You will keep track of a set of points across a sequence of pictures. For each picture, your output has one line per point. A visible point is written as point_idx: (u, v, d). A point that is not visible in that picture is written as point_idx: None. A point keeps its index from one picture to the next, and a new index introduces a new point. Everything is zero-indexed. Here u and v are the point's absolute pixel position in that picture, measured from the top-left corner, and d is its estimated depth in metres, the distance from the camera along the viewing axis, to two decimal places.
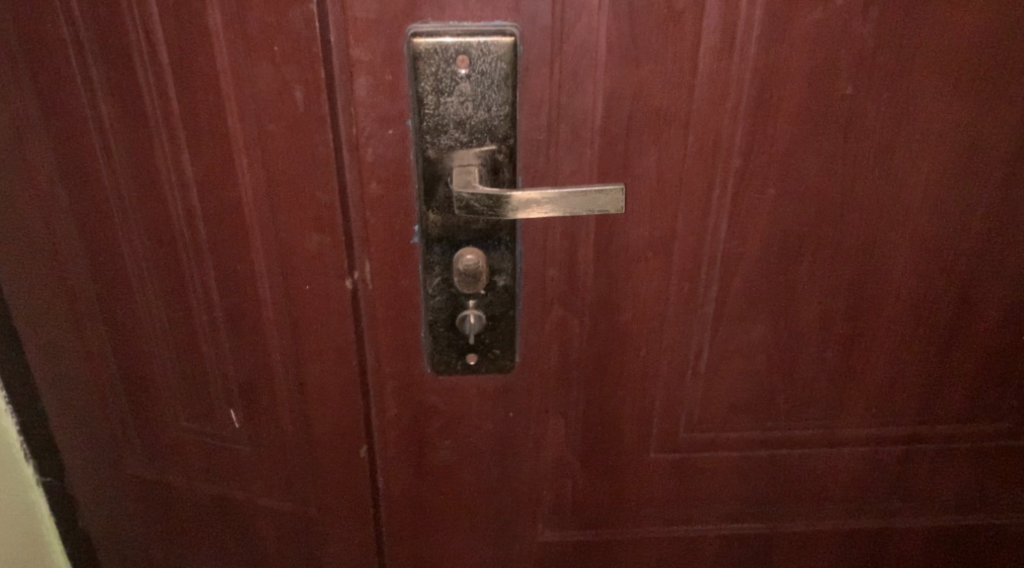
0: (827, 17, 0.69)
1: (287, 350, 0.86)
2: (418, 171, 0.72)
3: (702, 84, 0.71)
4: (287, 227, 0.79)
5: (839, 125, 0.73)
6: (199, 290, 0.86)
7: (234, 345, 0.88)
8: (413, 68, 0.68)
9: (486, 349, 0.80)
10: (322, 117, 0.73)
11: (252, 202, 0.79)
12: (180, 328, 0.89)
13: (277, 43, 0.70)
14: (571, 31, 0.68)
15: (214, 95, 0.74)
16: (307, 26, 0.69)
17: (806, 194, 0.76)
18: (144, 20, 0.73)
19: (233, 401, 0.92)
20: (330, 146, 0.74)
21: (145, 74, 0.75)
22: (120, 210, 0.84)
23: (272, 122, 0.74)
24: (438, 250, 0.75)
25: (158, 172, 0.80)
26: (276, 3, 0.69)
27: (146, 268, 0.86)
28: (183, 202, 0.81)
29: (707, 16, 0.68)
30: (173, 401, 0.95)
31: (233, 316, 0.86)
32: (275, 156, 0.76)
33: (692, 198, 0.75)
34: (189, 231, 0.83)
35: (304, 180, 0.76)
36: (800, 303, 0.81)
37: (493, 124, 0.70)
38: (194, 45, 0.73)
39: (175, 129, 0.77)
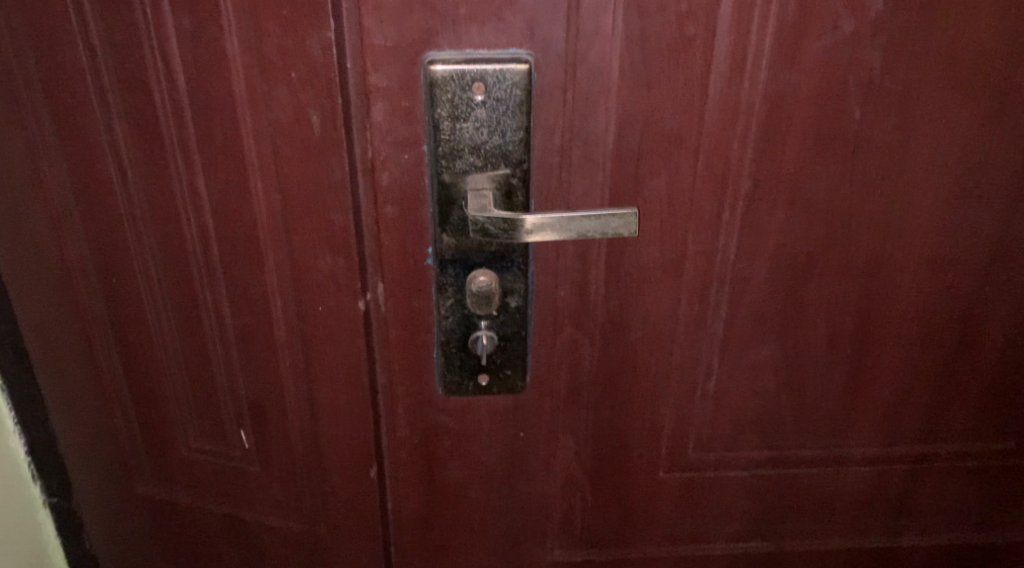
0: (836, 43, 0.70)
1: (298, 369, 0.87)
2: (433, 195, 0.73)
3: (713, 109, 0.72)
4: (301, 249, 0.80)
5: (847, 149, 0.74)
6: (211, 310, 0.87)
7: (245, 365, 0.89)
8: (430, 94, 0.69)
9: (498, 370, 0.81)
10: (338, 141, 0.74)
11: (266, 223, 0.80)
12: (191, 348, 0.90)
13: (294, 68, 0.71)
14: (585, 56, 0.69)
15: (230, 119, 0.75)
16: (325, 51, 0.70)
17: (814, 215, 0.77)
18: (161, 45, 0.74)
19: (242, 421, 0.93)
20: (346, 169, 0.75)
21: (161, 98, 0.76)
22: (133, 231, 0.85)
23: (288, 145, 0.75)
24: (452, 271, 0.76)
25: (173, 194, 0.81)
26: (293, 29, 0.70)
27: (158, 289, 0.87)
28: (196, 224, 0.82)
29: (718, 42, 0.70)
30: (182, 421, 0.95)
31: (245, 337, 0.87)
32: (290, 179, 0.76)
33: (702, 219, 0.76)
34: (203, 252, 0.83)
35: (319, 202, 0.77)
36: (808, 323, 0.82)
37: (508, 149, 0.71)
38: (210, 70, 0.74)
39: (190, 152, 0.78)
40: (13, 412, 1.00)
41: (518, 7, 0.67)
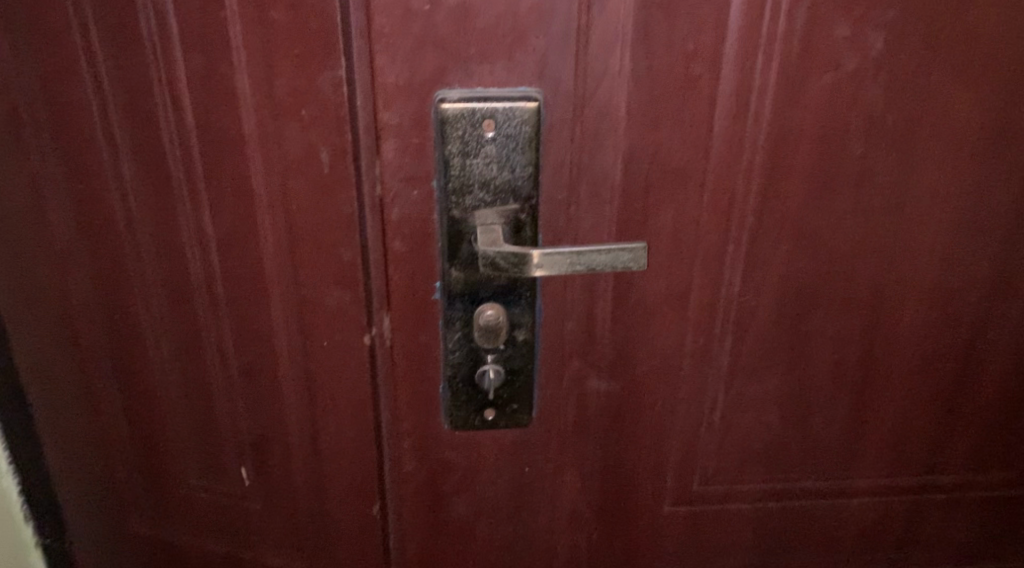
0: (838, 81, 0.72)
1: (303, 404, 0.87)
2: (443, 230, 0.73)
3: (718, 145, 0.73)
4: (308, 285, 0.80)
5: (850, 185, 0.76)
6: (215, 345, 0.87)
7: (248, 402, 0.89)
8: (441, 131, 0.70)
9: (504, 405, 0.81)
10: (347, 177, 0.74)
11: (273, 260, 0.80)
12: (194, 385, 0.90)
13: (305, 106, 0.72)
14: (593, 94, 0.70)
15: (240, 157, 0.76)
16: (336, 89, 0.71)
17: (818, 250, 0.78)
18: (172, 82, 0.74)
19: (244, 459, 0.93)
20: (355, 205, 0.75)
21: (170, 136, 0.77)
22: (137, 268, 0.84)
23: (297, 182, 0.75)
24: (460, 305, 0.76)
25: (179, 230, 0.81)
26: (305, 67, 0.71)
27: (161, 326, 0.87)
28: (202, 260, 0.82)
29: (723, 80, 0.71)
30: (182, 459, 0.94)
31: (250, 372, 0.87)
32: (298, 215, 0.77)
33: (707, 253, 0.77)
34: (208, 288, 0.83)
35: (327, 238, 0.77)
36: (811, 356, 0.83)
37: (517, 185, 0.71)
38: (221, 107, 0.74)
39: (197, 189, 0.79)
40: (7, 449, 0.99)
41: (529, 46, 0.68)
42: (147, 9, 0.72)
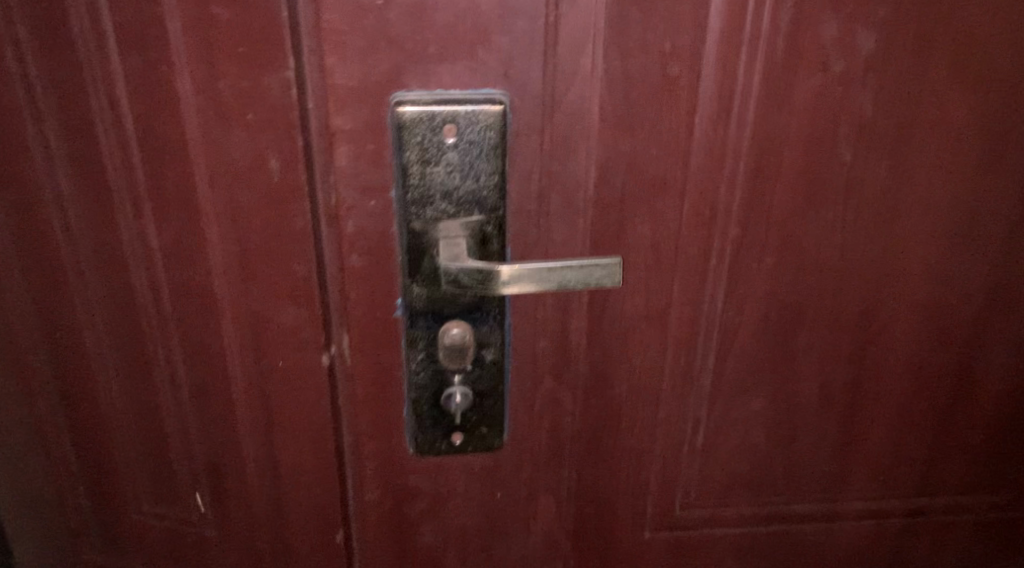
0: (827, 83, 0.67)
1: (259, 429, 0.81)
2: (402, 244, 0.68)
3: (699, 152, 0.68)
4: (261, 301, 0.75)
5: (839, 194, 0.71)
6: (164, 366, 0.81)
7: (200, 426, 0.83)
8: (398, 137, 0.64)
9: (473, 428, 0.76)
10: (299, 187, 0.69)
11: (223, 276, 0.74)
12: (142, 407, 0.84)
13: (251, 110, 0.66)
14: (563, 97, 0.65)
15: (184, 164, 0.70)
16: (284, 91, 0.65)
17: (805, 262, 0.73)
18: (108, 85, 0.69)
19: (198, 485, 0.87)
20: (308, 217, 0.70)
21: (108, 142, 0.71)
22: (78, 283, 0.79)
23: (245, 193, 0.70)
24: (423, 323, 0.71)
25: (122, 243, 0.76)
26: (250, 68, 0.65)
27: (106, 345, 0.81)
28: (147, 275, 0.77)
29: (703, 82, 0.66)
30: (133, 484, 0.89)
31: (201, 395, 0.81)
32: (248, 228, 0.71)
33: (688, 267, 0.72)
34: (154, 305, 0.78)
35: (279, 252, 0.72)
36: (799, 374, 0.78)
37: (482, 195, 0.66)
38: (161, 112, 0.69)
39: (139, 199, 0.73)
40: None
41: (493, 46, 0.62)
42: (79, 4, 0.66)
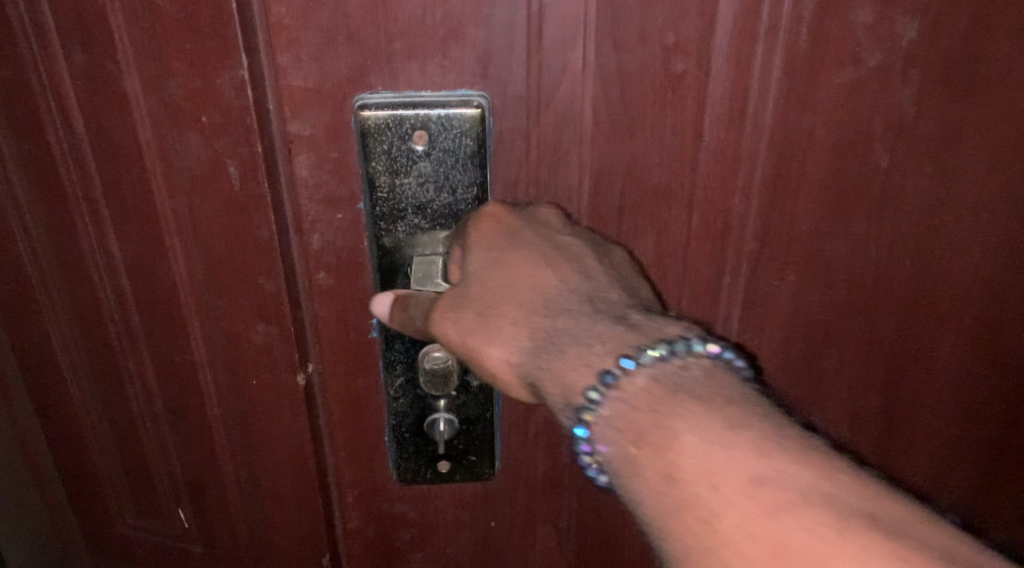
0: (857, 78, 0.57)
1: (238, 447, 0.75)
2: (373, 262, 0.61)
3: (709, 157, 0.59)
4: (228, 315, 0.66)
5: (872, 204, 0.62)
6: (136, 379, 0.76)
7: (177, 441, 0.78)
8: (362, 146, 0.57)
9: (460, 456, 0.69)
10: (263, 196, 0.58)
11: (187, 292, 0.68)
12: (117, 418, 0.80)
13: (204, 111, 0.56)
14: (550, 98, 0.57)
15: (137, 174, 0.63)
16: (238, 94, 0.55)
17: (834, 279, 0.64)
18: (54, 83, 0.62)
19: (181, 501, 0.83)
20: (273, 229, 0.60)
21: (59, 148, 0.65)
22: (44, 291, 0.75)
23: (202, 201, 0.61)
24: (400, 346, 0.64)
25: (82, 250, 0.70)
26: (200, 65, 0.55)
27: (78, 354, 0.78)
28: (112, 286, 0.71)
29: (713, 79, 0.57)
30: (119, 493, 0.86)
31: (175, 410, 0.76)
32: (210, 242, 0.63)
33: (698, 285, 0.64)
34: (121, 315, 0.72)
35: (242, 263, 0.62)
36: (826, 401, 0.70)
37: (460, 209, 0.58)
38: (109, 116, 0.61)
39: (98, 209, 0.67)
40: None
41: (467, 41, 0.54)
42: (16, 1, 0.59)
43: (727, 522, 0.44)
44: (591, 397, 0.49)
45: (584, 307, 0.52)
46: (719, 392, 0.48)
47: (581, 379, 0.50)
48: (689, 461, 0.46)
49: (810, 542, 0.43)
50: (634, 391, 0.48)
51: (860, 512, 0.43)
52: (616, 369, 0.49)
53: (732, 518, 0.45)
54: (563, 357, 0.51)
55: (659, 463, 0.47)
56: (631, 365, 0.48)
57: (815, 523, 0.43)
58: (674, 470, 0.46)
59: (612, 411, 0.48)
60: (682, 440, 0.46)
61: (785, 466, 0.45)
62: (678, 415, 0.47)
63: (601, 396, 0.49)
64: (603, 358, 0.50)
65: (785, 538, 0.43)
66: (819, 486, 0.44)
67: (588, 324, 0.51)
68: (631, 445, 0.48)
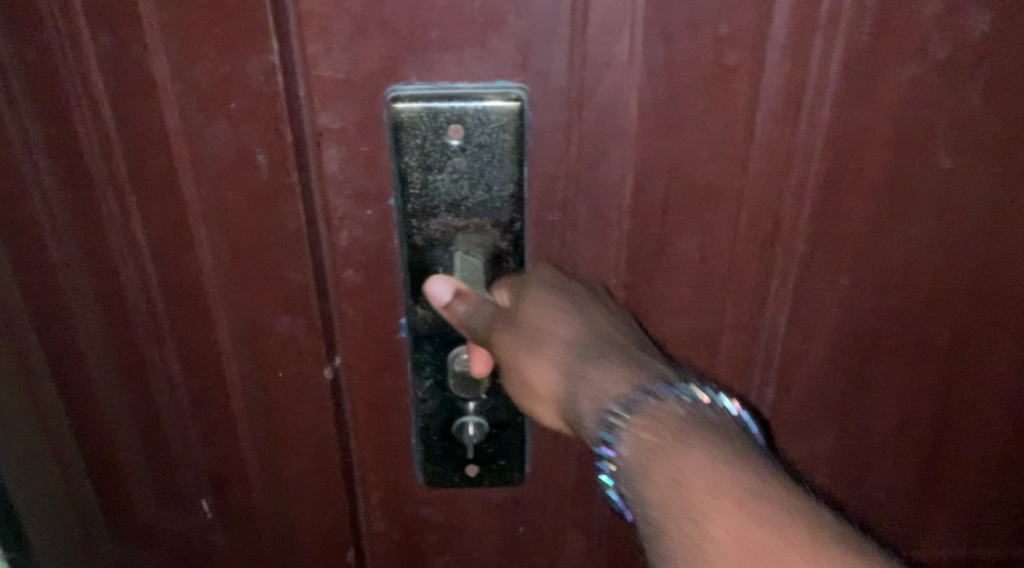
0: (923, 74, 0.54)
1: (260, 440, 0.72)
2: (403, 260, 0.58)
3: (760, 155, 0.56)
4: (252, 307, 0.63)
5: (932, 207, 0.58)
6: (162, 370, 0.73)
7: (201, 434, 0.76)
8: (395, 140, 0.54)
9: (489, 460, 0.67)
10: (292, 185, 0.56)
11: (213, 283, 0.64)
12: (140, 409, 0.77)
13: (233, 98, 0.54)
14: (594, 91, 0.53)
15: (165, 161, 0.59)
16: (268, 79, 0.52)
17: (887, 285, 0.61)
18: (82, 68, 0.59)
19: (203, 491, 0.80)
20: (301, 220, 0.57)
21: (87, 135, 0.62)
22: (69, 279, 0.72)
23: (230, 190, 0.58)
24: (429, 347, 0.62)
25: (108, 239, 0.67)
26: (229, 49, 0.52)
27: (102, 343, 0.75)
28: (137, 275, 0.68)
29: (768, 72, 0.53)
30: (140, 485, 0.83)
31: (199, 402, 0.73)
32: (236, 231, 0.60)
33: (743, 289, 0.61)
34: (147, 306, 0.70)
35: (267, 254, 0.60)
36: (873, 411, 0.66)
37: (495, 206, 0.56)
38: (134, 99, 0.58)
39: (124, 195, 0.64)
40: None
41: (507, 31, 0.51)
42: None
43: (722, 533, 0.43)
44: (622, 406, 0.48)
45: (627, 344, 0.52)
46: (741, 430, 0.47)
47: (616, 393, 0.49)
48: (693, 467, 0.45)
49: (799, 555, 0.42)
50: (664, 412, 0.48)
51: (851, 547, 0.42)
52: (654, 390, 0.48)
53: (720, 525, 0.44)
54: (601, 371, 0.50)
55: (666, 468, 0.46)
56: (667, 389, 0.48)
57: (799, 542, 0.42)
58: (679, 476, 0.45)
59: (639, 423, 0.47)
60: (699, 452, 0.45)
61: (782, 486, 0.44)
62: (698, 433, 0.46)
63: (631, 409, 0.48)
64: (639, 379, 0.49)
65: (766, 550, 0.42)
66: (813, 512, 0.44)
67: (632, 354, 0.51)
68: (647, 452, 0.47)
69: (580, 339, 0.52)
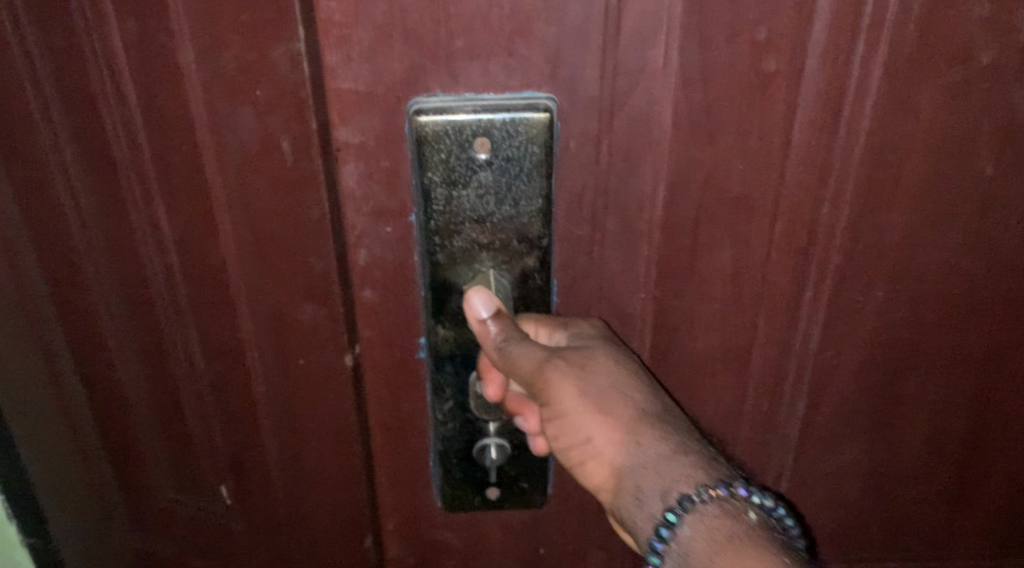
0: (969, 79, 0.52)
1: (282, 432, 0.68)
2: (425, 279, 0.55)
3: (796, 164, 0.54)
4: (273, 296, 0.60)
5: (972, 215, 0.56)
6: (186, 360, 0.69)
7: (225, 424, 0.72)
8: (417, 154, 0.51)
9: (511, 483, 0.64)
10: (314, 173, 0.53)
11: (240, 276, 0.61)
12: (160, 395, 0.73)
13: (258, 86, 0.52)
14: (626, 100, 0.51)
15: (190, 147, 0.57)
16: (294, 67, 0.50)
17: (924, 295, 0.59)
18: (104, 50, 0.56)
19: (222, 477, 0.75)
20: (324, 208, 0.54)
21: (111, 121, 0.59)
22: (90, 261, 0.68)
23: (255, 176, 0.55)
24: (450, 367, 0.59)
25: (131, 224, 0.64)
26: (256, 35, 0.50)
27: (121, 331, 0.71)
28: (161, 265, 0.65)
29: (807, 78, 0.51)
30: (161, 473, 0.78)
31: (222, 391, 0.70)
32: (259, 218, 0.57)
33: (776, 301, 0.59)
34: (169, 295, 0.66)
35: (293, 243, 0.57)
36: (906, 424, 0.64)
37: (522, 222, 0.53)
38: (158, 86, 0.56)
39: (147, 181, 0.61)
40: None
41: (536, 40, 0.49)
42: None
43: None
44: (698, 492, 0.48)
45: (693, 428, 0.52)
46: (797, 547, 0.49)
47: (690, 477, 0.49)
48: None
49: None
50: (736, 510, 0.48)
51: None
52: (733, 488, 0.49)
53: None
54: (674, 453, 0.50)
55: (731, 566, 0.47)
56: (744, 490, 0.49)
57: None
58: None
59: (712, 515, 0.48)
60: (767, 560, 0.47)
61: None
62: (765, 542, 0.48)
63: (706, 498, 0.48)
64: (716, 471, 0.50)
65: None
66: None
67: (701, 442, 0.51)
68: (714, 544, 0.47)
69: (647, 412, 0.52)
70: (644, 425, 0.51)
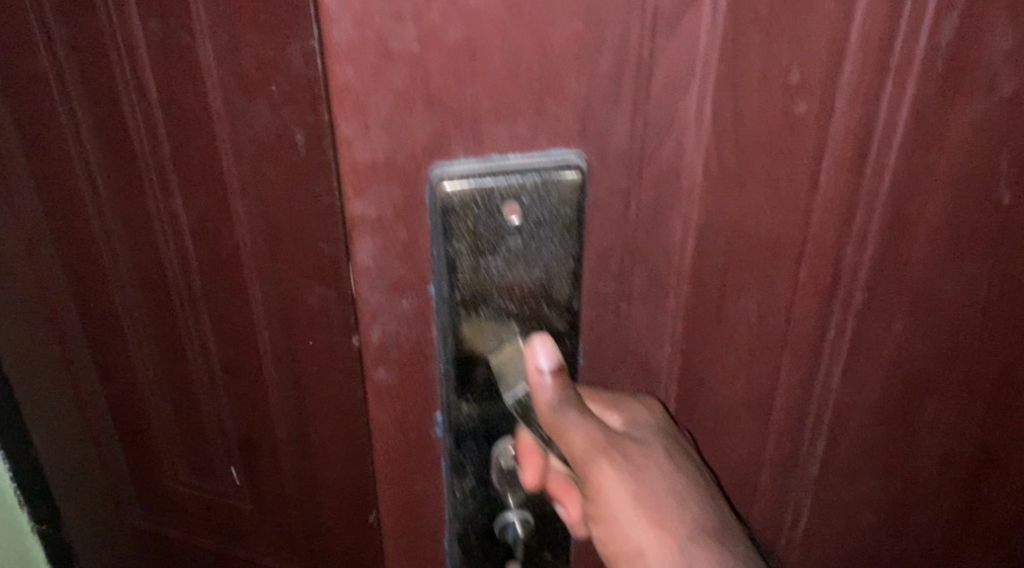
0: (992, 111, 0.52)
1: (285, 361, 0.98)
2: (446, 356, 0.50)
3: (823, 204, 0.52)
4: (289, 255, 0.91)
5: (988, 243, 0.57)
6: (186, 302, 0.98)
7: (224, 364, 1.01)
8: (443, 225, 0.47)
9: (534, 557, 0.58)
10: (323, 158, 0.84)
11: (254, 233, 0.91)
12: (164, 345, 1.02)
13: (275, 81, 0.82)
14: (655, 152, 0.48)
15: (205, 128, 0.86)
16: (306, 60, 0.80)
17: (940, 323, 0.59)
18: (131, 52, 0.84)
19: (224, 421, 1.06)
20: (331, 193, 0.86)
21: (133, 111, 0.88)
22: (101, 227, 0.96)
23: (270, 166, 0.86)
24: (472, 442, 0.54)
25: (148, 198, 0.92)
26: (274, 40, 0.80)
27: (128, 291, 1.00)
28: (168, 222, 0.93)
29: (836, 118, 0.50)
30: (158, 418, 1.09)
31: (224, 337, 0.99)
32: (272, 195, 0.88)
33: (800, 345, 0.56)
34: (177, 243, 0.94)
35: (304, 211, 0.88)
36: (920, 449, 0.64)
37: (553, 286, 0.50)
38: (179, 81, 0.84)
39: (165, 166, 0.90)
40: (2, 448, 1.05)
41: (570, 98, 0.45)
42: None
43: None
44: None
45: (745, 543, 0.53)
46: None
47: None
48: None
49: None
50: None
51: None
52: None
53: None
54: None
55: None
56: None
57: None
58: None
59: None
60: None
61: None
62: None
63: None
64: None
65: None
66: None
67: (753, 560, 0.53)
68: None
69: (704, 529, 0.52)
70: (700, 543, 0.52)
